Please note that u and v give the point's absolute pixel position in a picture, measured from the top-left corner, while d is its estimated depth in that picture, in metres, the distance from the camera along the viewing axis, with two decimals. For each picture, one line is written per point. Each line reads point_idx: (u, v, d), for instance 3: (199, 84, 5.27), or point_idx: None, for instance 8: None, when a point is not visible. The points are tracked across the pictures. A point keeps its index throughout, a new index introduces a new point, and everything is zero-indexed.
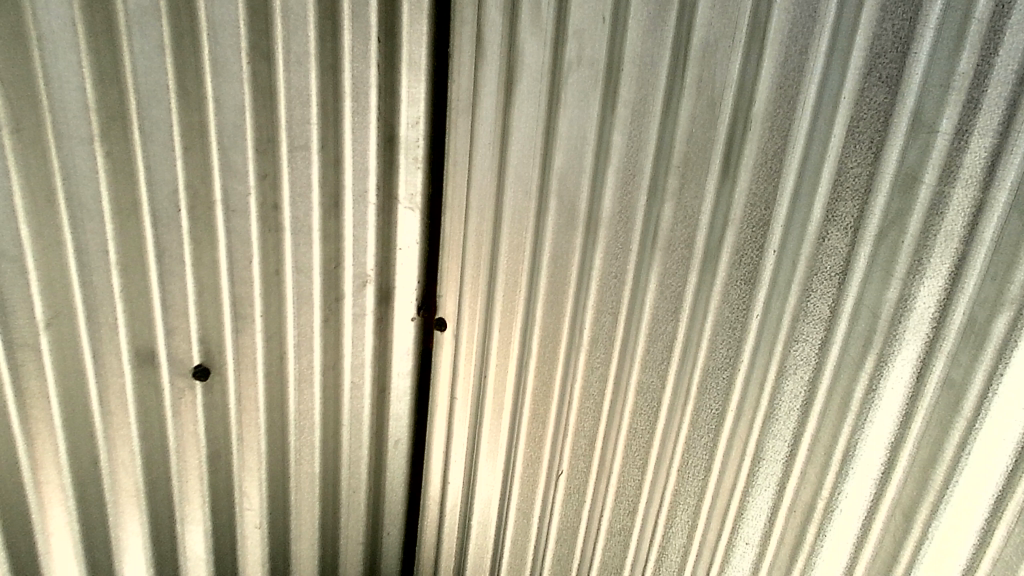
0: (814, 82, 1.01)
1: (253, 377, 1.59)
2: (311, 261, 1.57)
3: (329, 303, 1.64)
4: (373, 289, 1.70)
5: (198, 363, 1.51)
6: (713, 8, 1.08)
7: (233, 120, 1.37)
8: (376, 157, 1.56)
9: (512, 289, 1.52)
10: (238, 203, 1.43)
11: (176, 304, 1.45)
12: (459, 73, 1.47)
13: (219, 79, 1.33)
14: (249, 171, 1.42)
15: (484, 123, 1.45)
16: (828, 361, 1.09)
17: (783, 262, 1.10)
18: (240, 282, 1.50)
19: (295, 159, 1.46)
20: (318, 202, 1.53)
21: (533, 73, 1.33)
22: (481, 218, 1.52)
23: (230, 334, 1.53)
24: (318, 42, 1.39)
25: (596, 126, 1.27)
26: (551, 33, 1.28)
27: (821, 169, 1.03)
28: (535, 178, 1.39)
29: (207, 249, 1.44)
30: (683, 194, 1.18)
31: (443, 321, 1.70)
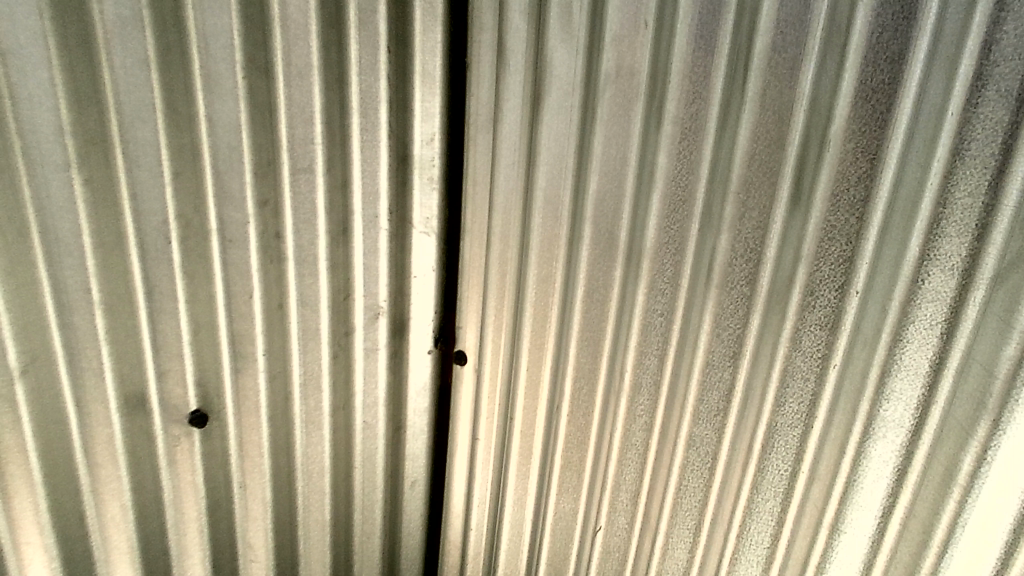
0: (909, 98, 0.87)
1: (257, 421, 1.44)
2: (318, 295, 1.41)
3: (339, 338, 1.49)
4: (387, 322, 1.52)
5: (194, 408, 1.37)
6: (781, 10, 0.93)
7: (227, 140, 1.21)
8: (388, 178, 1.40)
9: (541, 325, 1.36)
10: (236, 232, 1.28)
11: (167, 346, 1.30)
12: (479, 85, 1.32)
13: (211, 93, 1.17)
14: (247, 197, 1.26)
15: (508, 138, 1.29)
16: (929, 420, 0.95)
17: (870, 305, 0.95)
18: (239, 320, 1.34)
19: (299, 182, 1.30)
20: (324, 231, 1.37)
21: (561, 85, 1.18)
22: (505, 245, 1.37)
23: (230, 376, 1.38)
24: (322, 54, 1.24)
25: (638, 144, 1.12)
26: (584, 40, 1.13)
27: (919, 200, 0.88)
28: (567, 201, 1.24)
29: (202, 282, 1.29)
30: (743, 226, 1.04)
31: (463, 354, 1.54)
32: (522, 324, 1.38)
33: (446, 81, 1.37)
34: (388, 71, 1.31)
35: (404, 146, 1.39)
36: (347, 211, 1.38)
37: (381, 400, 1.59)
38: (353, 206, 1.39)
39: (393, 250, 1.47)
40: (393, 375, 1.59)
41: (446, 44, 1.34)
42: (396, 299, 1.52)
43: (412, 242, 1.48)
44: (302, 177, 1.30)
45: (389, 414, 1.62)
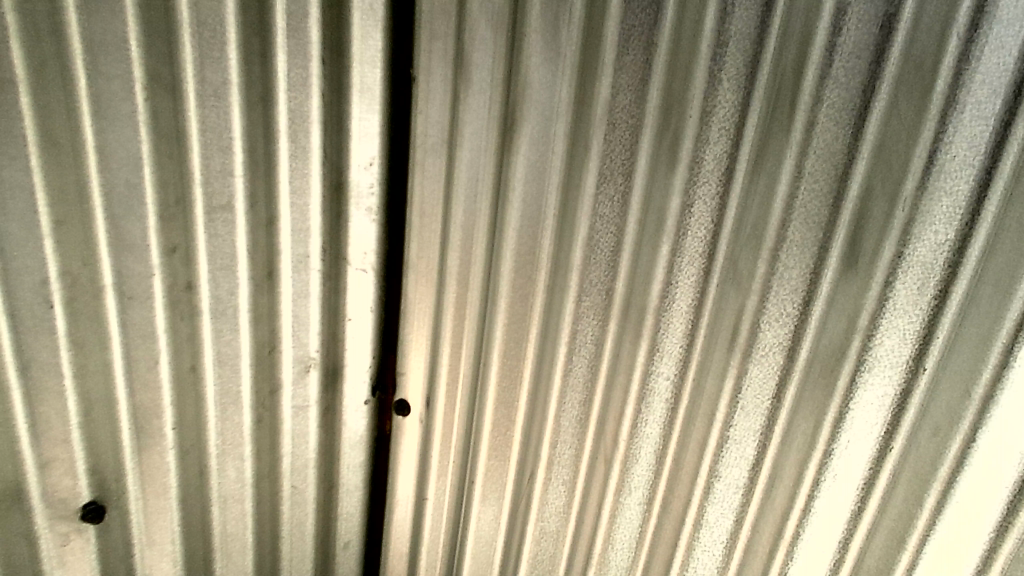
0: (1017, 147, 0.67)
1: (164, 504, 1.19)
2: (240, 350, 1.17)
3: (263, 398, 1.24)
4: (317, 374, 1.29)
5: (88, 500, 1.11)
6: (848, 24, 0.72)
7: (125, 176, 0.96)
8: (319, 210, 1.16)
9: (503, 386, 1.14)
10: (137, 286, 1.03)
11: (51, 432, 1.03)
12: (427, 102, 1.12)
13: (104, 121, 0.92)
14: (151, 245, 1.02)
15: (466, 167, 1.10)
16: (1009, 534, 0.77)
17: (942, 395, 0.76)
18: (142, 389, 1.09)
19: (215, 223, 1.06)
20: (246, 276, 1.13)
21: (542, 111, 0.97)
22: (461, 285, 1.17)
23: (132, 457, 1.13)
24: (242, 67, 1.00)
25: (644, 182, 0.90)
26: (573, 60, 0.92)
27: (1018, 275, 0.69)
28: (546, 244, 1.02)
29: (93, 352, 1.03)
30: (777, 294, 0.83)
31: (404, 404, 1.33)
32: (479, 378, 1.18)
33: (386, 98, 1.14)
34: (321, 86, 1.08)
35: (339, 171, 1.16)
36: (272, 251, 1.14)
37: (311, 463, 1.36)
38: (280, 243, 1.15)
39: (324, 290, 1.23)
40: (322, 434, 1.36)
41: (386, 52, 1.11)
42: (327, 347, 1.29)
43: (346, 282, 1.25)
44: (219, 216, 1.06)
45: (319, 477, 1.38)
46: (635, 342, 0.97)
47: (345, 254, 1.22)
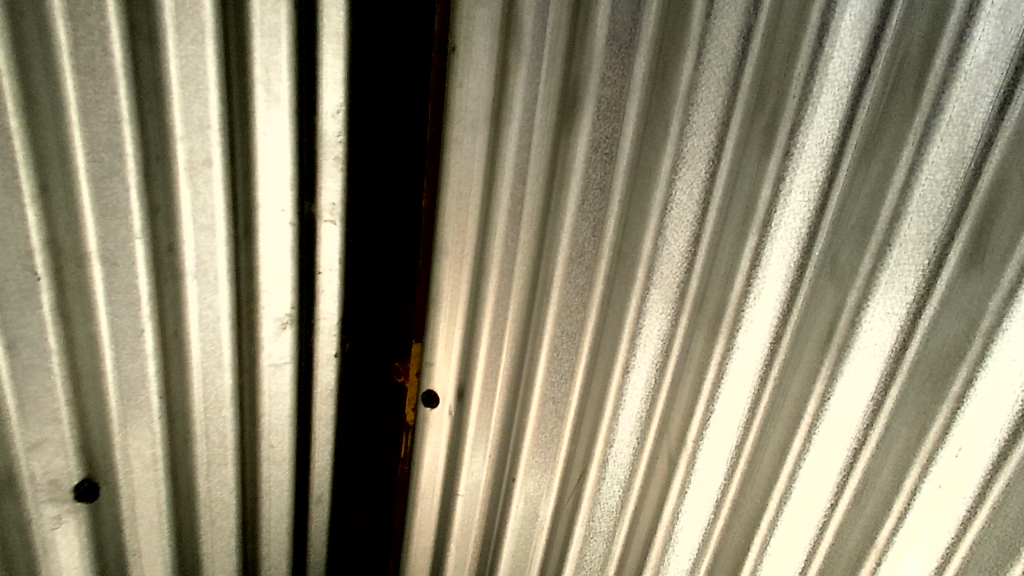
0: None
1: (149, 490, 1.07)
2: (220, 314, 1.01)
3: (244, 371, 1.09)
4: (288, 336, 1.10)
5: (79, 480, 0.99)
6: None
7: (109, 136, 0.83)
8: (287, 165, 0.97)
9: (552, 378, 1.07)
10: (121, 252, 0.89)
11: (37, 414, 0.92)
12: (468, 74, 0.97)
13: (87, 76, 0.79)
14: (134, 212, 0.88)
15: (513, 145, 0.98)
16: None
17: None
18: (131, 368, 0.97)
19: (196, 180, 0.91)
20: (224, 239, 0.97)
21: (613, 88, 0.87)
22: (504, 276, 1.07)
23: (122, 433, 1.00)
24: (219, 11, 0.84)
25: (729, 167, 0.83)
26: (651, 31, 0.82)
27: None
28: (610, 230, 0.94)
29: (80, 324, 0.91)
30: (883, 290, 0.78)
31: (433, 399, 1.21)
32: (524, 373, 1.10)
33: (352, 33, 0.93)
34: (294, 22, 0.90)
35: (309, 117, 0.96)
36: (249, 210, 0.98)
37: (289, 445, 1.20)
38: (258, 202, 0.98)
39: (296, 247, 1.03)
40: (298, 411, 1.18)
41: None
42: (301, 310, 1.10)
43: (321, 235, 1.04)
44: (198, 173, 0.91)
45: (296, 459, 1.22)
46: (709, 338, 0.90)
47: (316, 202, 1.02)
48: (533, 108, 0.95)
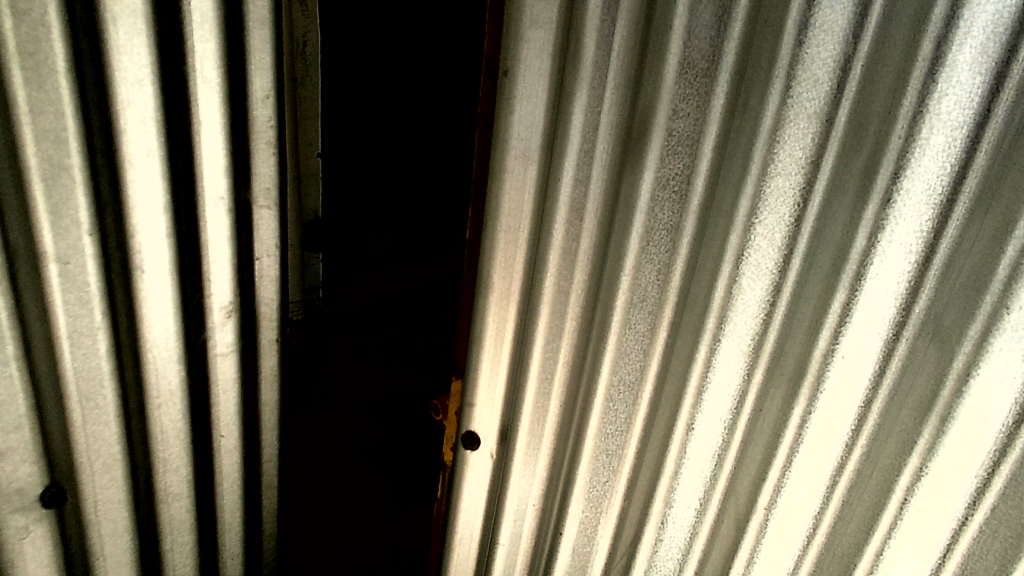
0: None
1: (113, 504, 1.08)
2: (165, 309, 1.01)
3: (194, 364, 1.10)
4: (233, 323, 1.12)
5: (44, 488, 1.00)
6: None
7: (54, 132, 0.85)
8: (225, 155, 1.01)
9: (608, 427, 0.99)
10: (71, 250, 0.91)
11: (3, 424, 0.93)
12: (524, 100, 0.92)
13: (33, 77, 0.82)
14: (83, 210, 0.90)
15: (569, 177, 0.91)
16: None
17: None
18: (86, 371, 0.97)
19: (133, 172, 0.92)
20: (167, 231, 0.97)
21: (686, 120, 0.80)
22: (557, 319, 1.00)
23: (82, 436, 1.00)
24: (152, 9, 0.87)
25: (820, 210, 0.75)
26: (733, 60, 0.75)
27: None
28: (678, 274, 0.86)
29: (35, 325, 0.92)
30: (996, 355, 0.69)
31: (473, 439, 1.14)
32: (575, 424, 1.03)
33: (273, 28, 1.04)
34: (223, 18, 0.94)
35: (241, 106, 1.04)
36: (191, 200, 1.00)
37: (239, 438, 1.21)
38: (201, 192, 1.00)
39: (234, 234, 1.07)
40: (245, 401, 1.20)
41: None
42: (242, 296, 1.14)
43: (258, 220, 1.13)
44: (136, 166, 0.92)
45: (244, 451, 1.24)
46: (786, 399, 0.82)
47: (251, 186, 1.09)
48: (593, 138, 0.88)
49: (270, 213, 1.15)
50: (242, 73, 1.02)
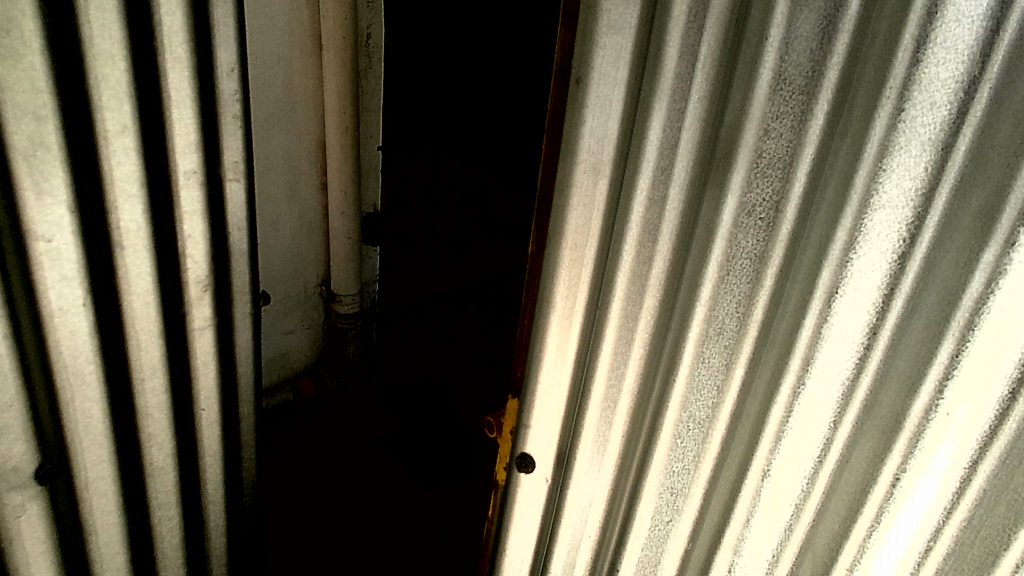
0: None
1: (112, 492, 1.07)
2: (141, 286, 0.98)
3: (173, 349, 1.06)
4: (210, 301, 1.07)
5: (37, 468, 0.99)
6: None
7: (31, 109, 0.83)
8: (195, 128, 0.96)
9: (675, 465, 0.92)
10: (48, 227, 0.89)
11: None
12: (599, 111, 0.88)
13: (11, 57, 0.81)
14: (62, 188, 0.88)
15: (642, 198, 0.85)
16: None
17: None
18: (74, 350, 0.95)
19: (112, 148, 0.90)
20: (143, 206, 0.95)
21: (779, 142, 0.73)
22: (625, 344, 0.93)
23: (70, 418, 0.99)
24: None
25: (929, 247, 0.68)
26: (836, 78, 0.68)
27: None
28: (758, 310, 0.79)
29: (21, 302, 0.91)
30: None
31: (528, 461, 1.09)
32: (638, 458, 0.97)
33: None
34: None
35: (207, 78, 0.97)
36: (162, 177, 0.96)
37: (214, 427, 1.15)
38: (173, 167, 0.96)
39: (207, 210, 1.01)
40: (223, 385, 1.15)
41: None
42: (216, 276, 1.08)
43: (229, 196, 1.07)
44: (114, 141, 0.90)
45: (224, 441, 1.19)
46: (876, 453, 0.75)
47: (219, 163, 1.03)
48: (674, 157, 0.81)
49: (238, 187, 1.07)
50: (205, 44, 0.95)
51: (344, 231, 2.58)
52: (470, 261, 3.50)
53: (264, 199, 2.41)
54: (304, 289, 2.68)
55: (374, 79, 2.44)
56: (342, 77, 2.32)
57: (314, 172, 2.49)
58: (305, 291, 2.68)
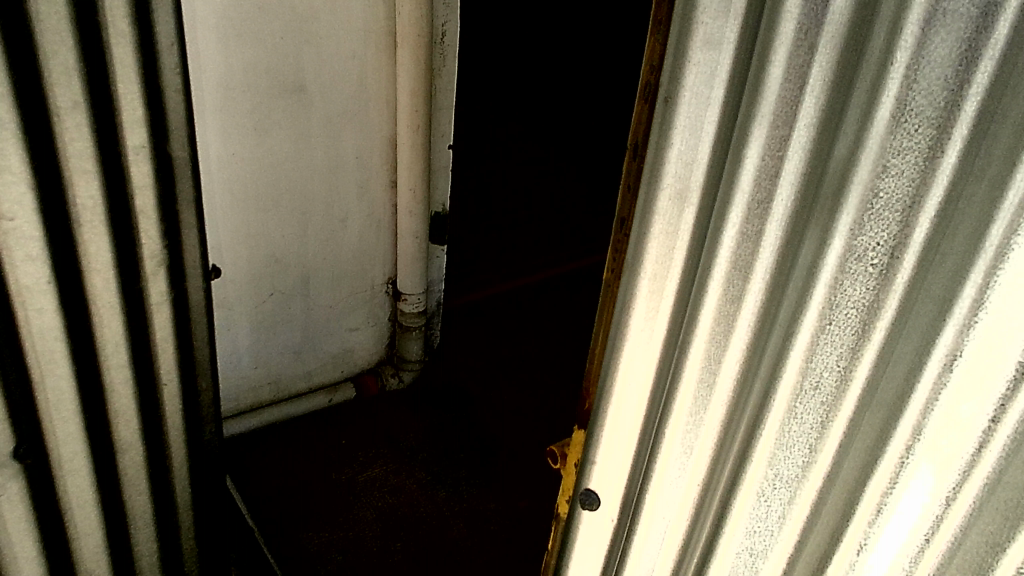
0: None
1: (85, 463, 1.12)
2: (95, 261, 1.02)
3: (134, 325, 1.10)
4: (163, 276, 1.09)
5: (13, 438, 1.04)
6: None
7: None
8: (135, 107, 0.98)
9: (757, 528, 0.84)
10: (8, 204, 0.93)
11: None
12: (688, 134, 0.80)
13: None
14: (18, 168, 0.92)
15: (736, 237, 0.77)
16: None
17: None
18: (41, 324, 1.00)
19: (64, 126, 0.93)
20: (95, 185, 0.98)
21: (898, 181, 0.64)
22: (705, 388, 0.86)
23: (40, 389, 1.04)
24: None
25: None
26: (974, 111, 0.59)
27: None
28: (866, 369, 0.70)
29: None
30: None
31: (594, 495, 1.05)
32: (712, 513, 0.89)
33: None
34: None
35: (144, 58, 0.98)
36: (107, 154, 0.98)
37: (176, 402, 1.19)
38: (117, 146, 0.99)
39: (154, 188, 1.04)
40: (183, 359, 1.18)
41: None
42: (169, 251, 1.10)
43: (178, 172, 1.07)
44: (66, 118, 0.93)
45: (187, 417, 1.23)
46: (991, 547, 0.66)
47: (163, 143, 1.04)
48: (775, 193, 0.73)
49: (185, 165, 1.08)
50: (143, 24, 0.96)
51: (412, 231, 2.55)
52: (539, 262, 3.47)
53: (333, 196, 2.40)
54: (371, 286, 2.67)
55: (447, 77, 2.39)
56: (416, 76, 2.27)
57: (385, 170, 2.46)
58: (372, 288, 2.67)
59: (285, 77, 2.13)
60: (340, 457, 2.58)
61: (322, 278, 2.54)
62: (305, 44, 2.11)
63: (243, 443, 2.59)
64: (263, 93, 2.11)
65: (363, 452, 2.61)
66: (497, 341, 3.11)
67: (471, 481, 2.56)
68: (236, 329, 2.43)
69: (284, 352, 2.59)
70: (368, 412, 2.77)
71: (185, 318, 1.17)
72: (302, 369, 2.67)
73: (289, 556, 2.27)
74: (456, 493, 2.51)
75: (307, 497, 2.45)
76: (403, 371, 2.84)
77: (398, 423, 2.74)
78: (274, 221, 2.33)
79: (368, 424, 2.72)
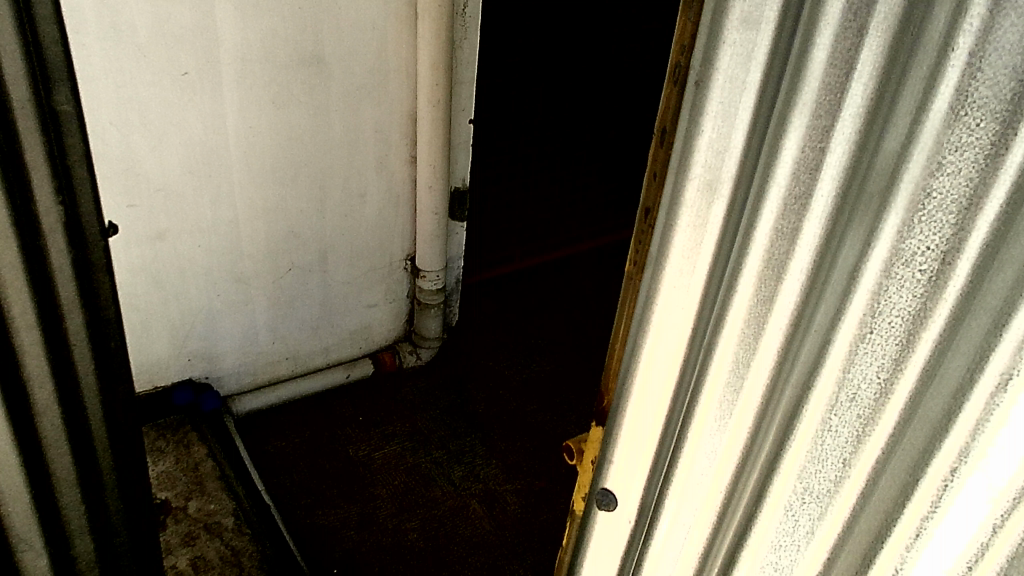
0: None
1: (30, 505, 0.93)
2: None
3: (52, 344, 0.87)
4: (68, 283, 0.86)
5: None
6: None
7: None
8: (10, 74, 0.75)
9: (782, 540, 0.79)
10: None
11: None
12: (719, 121, 0.74)
13: None
14: None
15: (771, 234, 0.72)
16: None
17: None
18: None
19: None
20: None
21: (955, 179, 0.58)
22: (732, 393, 0.81)
23: None
24: None
25: None
26: None
27: None
28: (909, 383, 0.64)
29: None
30: None
31: (610, 494, 1.00)
32: (737, 521, 0.84)
33: None
34: None
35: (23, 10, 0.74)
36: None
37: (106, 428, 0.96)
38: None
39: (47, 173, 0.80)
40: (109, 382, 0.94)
41: None
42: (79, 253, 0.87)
43: (72, 154, 0.83)
44: None
45: (128, 444, 0.99)
46: None
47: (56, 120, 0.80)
48: (816, 189, 0.68)
49: (78, 147, 0.83)
50: None
51: (432, 207, 2.49)
52: (559, 239, 3.40)
53: (352, 171, 2.35)
54: (390, 262, 2.63)
55: (468, 49, 2.33)
56: (437, 48, 2.21)
57: (405, 144, 2.40)
58: (390, 265, 2.63)
59: (303, 49, 2.07)
60: (356, 434, 2.56)
61: (340, 253, 2.50)
62: (323, 15, 2.05)
63: (260, 419, 2.57)
64: (280, 65, 2.06)
65: (380, 430, 2.59)
66: (515, 320, 3.06)
67: (489, 461, 2.53)
68: (253, 304, 2.41)
69: (301, 327, 2.56)
70: (385, 389, 2.75)
71: (107, 331, 0.92)
72: (319, 345, 2.65)
73: (307, 533, 2.25)
74: (474, 473, 2.48)
75: (325, 475, 2.43)
76: (420, 348, 2.80)
77: (416, 400, 2.72)
78: (292, 196, 2.29)
79: (386, 402, 2.70)
